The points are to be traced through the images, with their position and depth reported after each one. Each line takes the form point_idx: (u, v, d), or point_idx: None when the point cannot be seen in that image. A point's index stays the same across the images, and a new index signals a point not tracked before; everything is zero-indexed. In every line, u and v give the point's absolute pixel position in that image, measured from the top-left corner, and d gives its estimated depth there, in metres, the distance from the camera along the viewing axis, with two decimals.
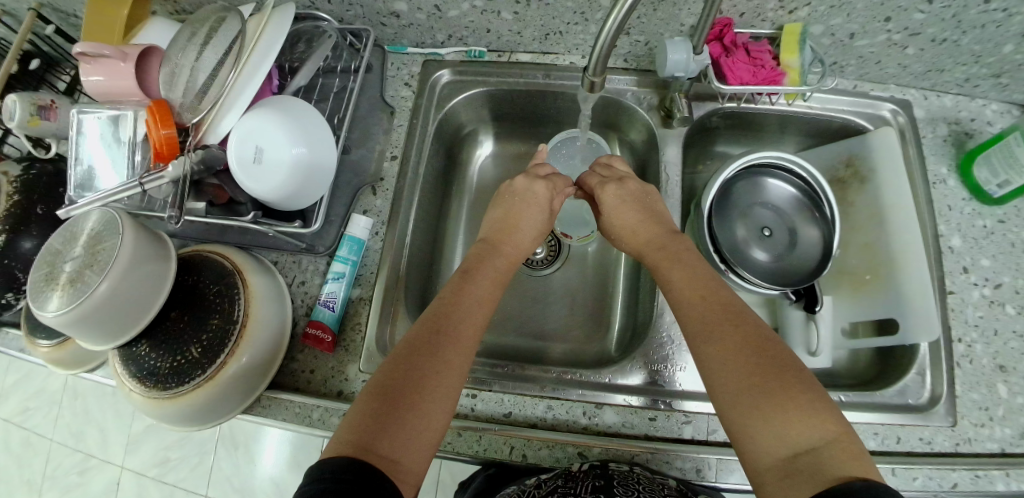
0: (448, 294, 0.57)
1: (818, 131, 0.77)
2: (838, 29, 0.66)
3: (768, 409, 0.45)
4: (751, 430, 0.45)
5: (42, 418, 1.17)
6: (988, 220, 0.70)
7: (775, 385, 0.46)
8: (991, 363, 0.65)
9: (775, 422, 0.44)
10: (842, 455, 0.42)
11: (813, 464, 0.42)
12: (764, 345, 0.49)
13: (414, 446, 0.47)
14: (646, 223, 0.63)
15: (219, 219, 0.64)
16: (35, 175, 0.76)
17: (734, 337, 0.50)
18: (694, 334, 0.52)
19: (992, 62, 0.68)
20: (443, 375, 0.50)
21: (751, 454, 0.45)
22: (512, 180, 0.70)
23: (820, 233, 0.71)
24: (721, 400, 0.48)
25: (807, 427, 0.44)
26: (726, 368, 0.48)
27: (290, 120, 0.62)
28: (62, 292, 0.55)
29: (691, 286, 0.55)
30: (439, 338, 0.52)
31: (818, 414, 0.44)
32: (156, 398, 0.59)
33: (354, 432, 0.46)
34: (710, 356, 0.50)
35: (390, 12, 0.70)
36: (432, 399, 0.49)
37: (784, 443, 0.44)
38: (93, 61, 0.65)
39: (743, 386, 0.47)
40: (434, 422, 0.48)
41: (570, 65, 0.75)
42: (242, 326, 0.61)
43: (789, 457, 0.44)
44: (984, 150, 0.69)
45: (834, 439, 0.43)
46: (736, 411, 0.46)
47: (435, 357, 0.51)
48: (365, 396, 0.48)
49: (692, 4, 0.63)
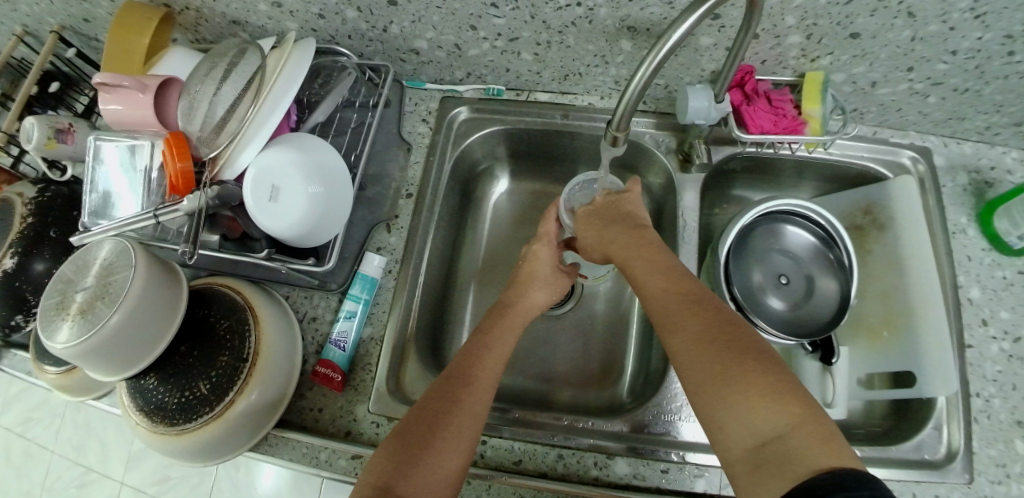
0: (476, 339, 0.57)
1: (836, 176, 0.77)
2: (860, 77, 0.65)
3: (730, 397, 0.43)
4: (718, 421, 0.43)
5: (44, 430, 1.16)
6: (1008, 271, 0.70)
7: (735, 372, 0.44)
8: (1010, 418, 0.64)
9: (736, 410, 0.42)
10: (811, 443, 0.39)
11: (777, 455, 0.40)
12: (727, 333, 0.46)
13: (432, 488, 0.45)
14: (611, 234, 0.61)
15: (232, 254, 0.64)
16: (50, 198, 0.76)
17: (695, 324, 0.48)
18: (661, 324, 0.51)
19: (1015, 111, 0.67)
20: (465, 417, 0.50)
21: (721, 448, 0.43)
22: (528, 245, 0.70)
23: (839, 284, 0.70)
24: (686, 390, 0.46)
25: (772, 414, 0.41)
26: (687, 357, 0.47)
27: (309, 160, 0.62)
28: (72, 321, 0.54)
29: (653, 278, 0.54)
30: (459, 377, 0.52)
31: (785, 400, 0.41)
32: (161, 432, 0.58)
33: (376, 474, 0.45)
34: (671, 345, 0.48)
35: (410, 48, 0.70)
36: (451, 439, 0.48)
37: (749, 433, 0.41)
38: (111, 91, 0.64)
39: (704, 374, 0.45)
40: (452, 463, 0.47)
41: (588, 105, 0.75)
42: (251, 364, 0.60)
43: (756, 448, 0.41)
44: (1006, 201, 0.68)
45: (800, 425, 0.40)
46: (701, 402, 0.45)
47: (456, 397, 0.51)
48: (389, 438, 0.48)
49: (714, 50, 0.62)
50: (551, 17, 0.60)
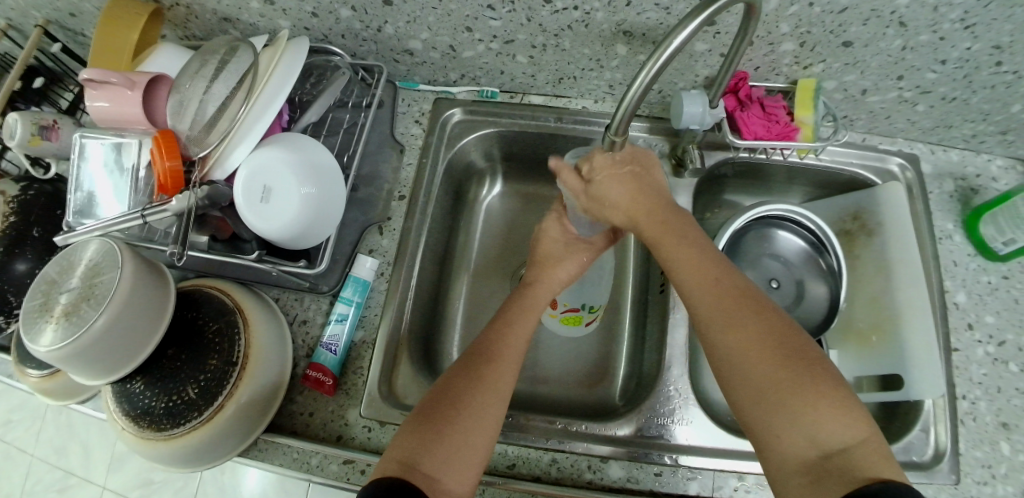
0: (495, 325, 0.58)
1: (826, 182, 0.78)
2: (851, 85, 0.66)
3: (796, 408, 0.44)
4: (779, 430, 0.45)
5: (24, 432, 1.13)
6: (992, 276, 0.71)
7: (798, 383, 0.45)
8: (994, 420, 0.65)
9: (803, 421, 0.44)
10: (871, 455, 0.42)
11: (841, 466, 0.42)
12: (786, 341, 0.47)
13: (455, 465, 0.48)
14: (637, 212, 0.58)
15: (221, 256, 0.63)
16: (33, 195, 0.74)
17: (754, 328, 0.48)
18: (712, 323, 0.50)
19: (1000, 120, 0.68)
20: (484, 401, 0.51)
21: (777, 455, 0.45)
22: (534, 237, 0.67)
23: (828, 289, 0.71)
24: (745, 397, 0.47)
25: (837, 427, 0.43)
26: (750, 362, 0.47)
27: (303, 161, 0.62)
28: (56, 324, 0.53)
29: (701, 273, 0.53)
30: (488, 358, 0.54)
31: (848, 415, 0.44)
32: (148, 437, 0.57)
33: (401, 449, 0.48)
34: (727, 348, 0.48)
35: (404, 49, 0.70)
36: (478, 418, 0.50)
37: (812, 444, 0.44)
38: (99, 87, 0.62)
39: (769, 383, 0.46)
40: (477, 441, 0.49)
41: (583, 109, 0.75)
42: (241, 368, 0.59)
43: (817, 458, 0.43)
44: (991, 208, 0.69)
45: (864, 440, 0.43)
46: (763, 410, 0.46)
47: (483, 378, 0.52)
48: (412, 416, 0.51)
49: (709, 56, 0.63)
50: (547, 20, 0.60)
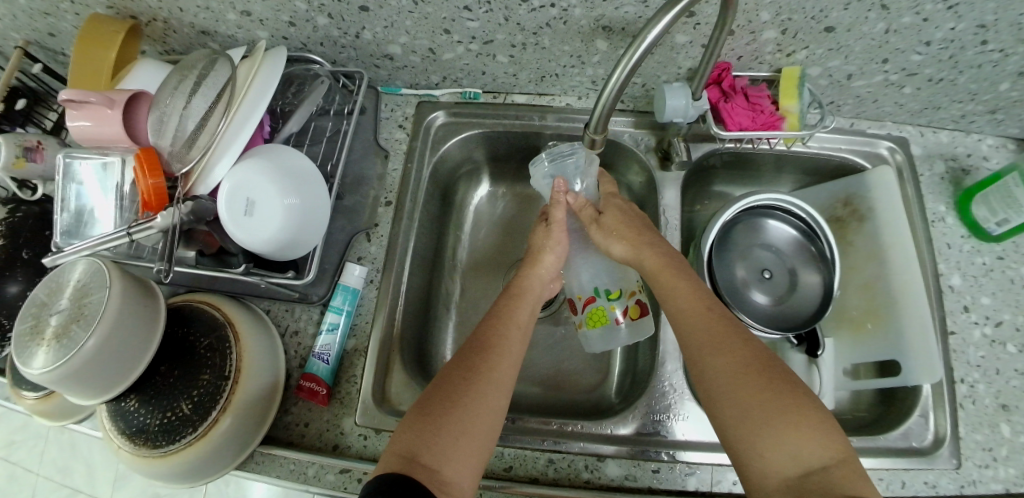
0: (491, 320, 0.58)
1: (815, 169, 0.77)
2: (836, 70, 0.66)
3: (778, 427, 0.45)
4: (761, 449, 0.46)
5: (28, 453, 1.13)
6: (986, 257, 0.70)
7: (783, 403, 0.46)
8: (994, 402, 0.64)
9: (785, 440, 0.45)
10: (852, 475, 0.43)
11: (823, 485, 0.43)
12: (771, 366, 0.49)
13: (457, 460, 0.48)
14: (638, 246, 0.59)
15: (208, 270, 0.62)
16: (21, 217, 0.75)
17: (741, 354, 0.50)
18: (700, 347, 0.52)
19: (988, 99, 0.68)
20: (490, 397, 0.51)
21: (760, 473, 0.46)
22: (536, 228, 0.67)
23: (821, 278, 0.71)
24: (728, 416, 0.48)
25: (818, 447, 0.45)
26: (732, 383, 0.49)
27: (284, 172, 0.61)
28: (47, 347, 0.52)
29: (691, 302, 0.54)
30: (489, 353, 0.54)
31: (828, 435, 0.45)
32: (145, 455, 0.57)
33: (402, 442, 0.48)
34: (714, 372, 0.50)
35: (384, 54, 0.70)
36: (479, 413, 0.50)
37: (795, 463, 0.45)
38: (79, 107, 0.62)
39: (752, 402, 0.47)
40: (478, 433, 0.49)
41: (566, 106, 0.74)
42: (233, 383, 0.59)
43: (799, 477, 0.44)
44: (983, 188, 0.68)
45: (844, 460, 0.44)
46: (746, 429, 0.47)
47: (484, 371, 0.53)
48: (413, 408, 0.51)
49: (690, 47, 0.62)
50: (525, 19, 0.60)
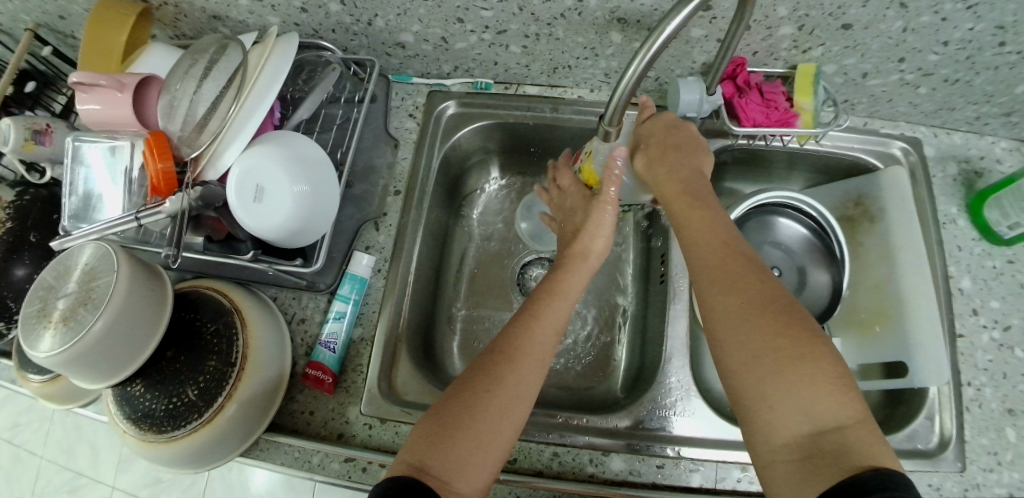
0: (520, 317, 0.56)
1: (826, 168, 0.76)
2: (852, 68, 0.65)
3: (789, 379, 0.45)
4: (771, 401, 0.45)
5: (33, 435, 1.13)
6: (997, 261, 0.70)
7: (799, 354, 0.46)
8: (1000, 407, 0.64)
9: (797, 394, 0.45)
10: (865, 437, 0.43)
11: (836, 445, 0.43)
12: (791, 315, 0.48)
13: (470, 471, 0.47)
14: (655, 170, 0.60)
15: (216, 257, 0.62)
16: (29, 201, 0.74)
17: (761, 296, 0.49)
18: (716, 289, 0.51)
19: (1004, 101, 0.67)
20: (510, 409, 0.50)
21: (769, 428, 0.45)
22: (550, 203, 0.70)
23: (831, 277, 0.70)
24: (738, 362, 0.48)
25: (832, 407, 0.44)
26: (745, 326, 0.48)
27: (292, 160, 0.61)
28: (55, 330, 0.52)
29: (710, 241, 0.54)
30: (513, 354, 0.53)
31: (841, 394, 0.44)
32: (150, 440, 0.57)
33: (417, 453, 0.47)
34: (729, 315, 0.49)
35: (396, 42, 0.69)
36: (500, 412, 0.50)
37: (806, 420, 0.44)
38: (88, 90, 0.61)
39: (763, 350, 0.47)
40: (498, 438, 0.49)
41: (578, 98, 0.74)
42: (240, 369, 0.59)
43: (809, 435, 0.44)
44: (996, 191, 0.68)
45: (858, 421, 0.43)
46: (756, 379, 0.46)
47: (507, 373, 0.51)
48: (429, 415, 0.50)
49: (705, 42, 0.62)
50: (540, 9, 0.59)
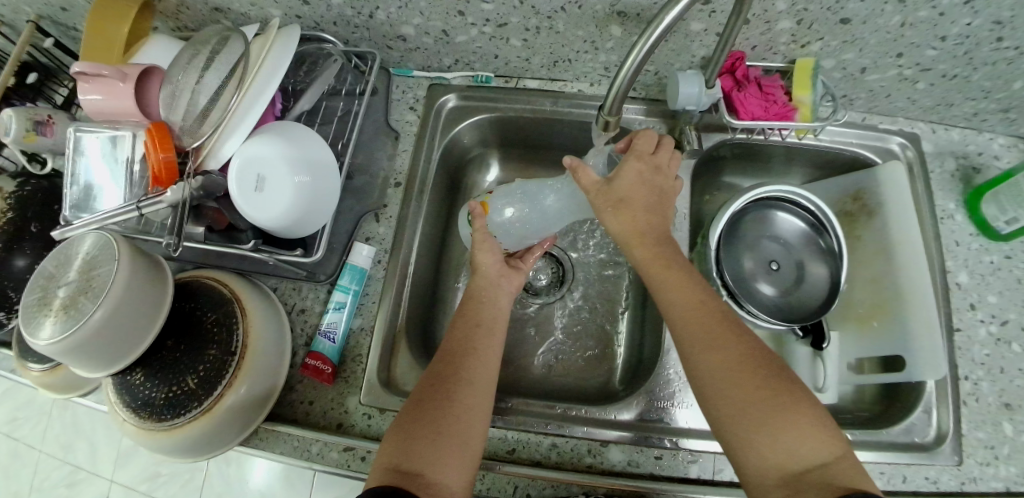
0: (458, 321, 0.60)
1: (825, 162, 0.77)
2: (850, 63, 0.65)
3: (771, 425, 0.47)
4: (756, 448, 0.47)
5: (31, 429, 1.13)
6: (994, 256, 0.70)
7: (778, 403, 0.48)
8: (997, 401, 0.64)
9: (781, 438, 0.46)
10: (847, 468, 0.45)
11: (820, 478, 0.44)
12: (767, 366, 0.50)
13: (451, 463, 0.49)
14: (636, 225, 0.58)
15: (217, 246, 0.62)
16: (30, 191, 0.75)
17: (733, 348, 0.51)
18: (694, 344, 0.52)
19: (1002, 97, 0.67)
20: (467, 401, 0.53)
21: (756, 472, 0.47)
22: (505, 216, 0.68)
23: (828, 271, 0.71)
24: (721, 415, 0.49)
25: (814, 445, 0.46)
26: (724, 380, 0.50)
27: (294, 149, 0.61)
28: (55, 318, 0.52)
29: (683, 295, 0.54)
30: (461, 352, 0.56)
31: (821, 432, 0.46)
32: (150, 429, 0.57)
33: (390, 457, 0.49)
34: (711, 369, 0.50)
35: (397, 35, 0.70)
36: (463, 406, 0.52)
37: (791, 460, 0.46)
38: (91, 80, 0.62)
39: (745, 402, 0.48)
40: (468, 427, 0.51)
41: (578, 92, 0.74)
42: (241, 358, 0.59)
43: (795, 475, 0.45)
44: (993, 187, 0.68)
45: (838, 455, 0.46)
46: (740, 429, 0.48)
47: (461, 371, 0.55)
48: (396, 423, 0.52)
49: (704, 36, 0.62)
50: (540, 3, 0.59)
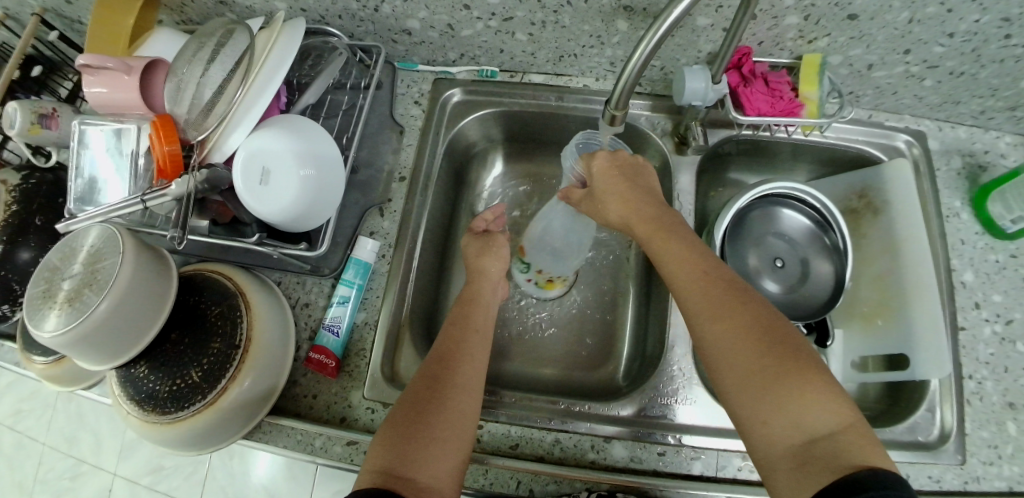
0: (449, 330, 0.61)
1: (830, 160, 0.77)
2: (857, 59, 0.65)
3: (776, 395, 0.44)
4: (762, 418, 0.45)
5: (35, 421, 1.13)
6: (1000, 255, 0.70)
7: (783, 372, 0.45)
8: (1001, 400, 0.64)
9: (787, 407, 0.44)
10: (858, 440, 0.42)
11: (828, 451, 0.42)
12: (774, 333, 0.47)
13: (440, 465, 0.48)
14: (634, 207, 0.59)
15: (221, 239, 0.62)
16: (35, 184, 0.74)
17: (740, 317, 0.48)
18: (698, 314, 0.50)
19: (1009, 95, 0.67)
20: (459, 405, 0.53)
21: (762, 443, 0.45)
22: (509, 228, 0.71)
23: (833, 268, 0.71)
24: (726, 386, 0.47)
25: (822, 414, 0.43)
26: (729, 349, 0.47)
27: (299, 142, 0.61)
28: (60, 310, 0.52)
29: (689, 266, 0.53)
30: (453, 359, 0.57)
31: (831, 401, 0.44)
32: (153, 421, 0.57)
33: (378, 459, 0.47)
34: (713, 339, 0.49)
35: (402, 29, 0.69)
36: (455, 408, 0.52)
37: (798, 430, 0.43)
38: (96, 73, 0.62)
39: (749, 372, 0.46)
40: (458, 430, 0.51)
41: (583, 87, 0.74)
42: (243, 352, 0.59)
43: (802, 445, 0.43)
44: (999, 185, 0.68)
45: (848, 424, 0.43)
46: (744, 399, 0.46)
47: (455, 377, 0.55)
48: (385, 425, 0.51)
49: (711, 31, 0.62)
50: None
